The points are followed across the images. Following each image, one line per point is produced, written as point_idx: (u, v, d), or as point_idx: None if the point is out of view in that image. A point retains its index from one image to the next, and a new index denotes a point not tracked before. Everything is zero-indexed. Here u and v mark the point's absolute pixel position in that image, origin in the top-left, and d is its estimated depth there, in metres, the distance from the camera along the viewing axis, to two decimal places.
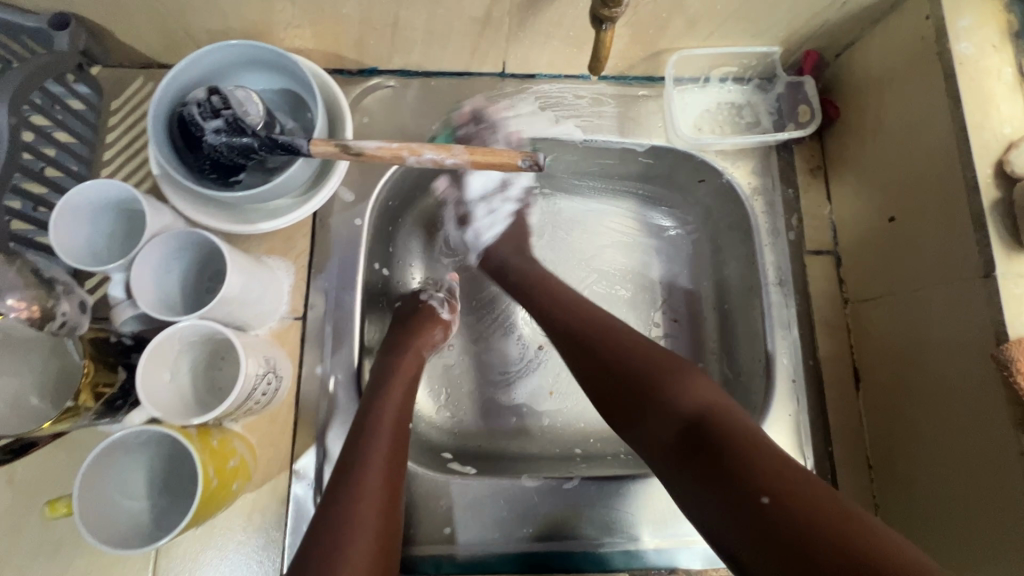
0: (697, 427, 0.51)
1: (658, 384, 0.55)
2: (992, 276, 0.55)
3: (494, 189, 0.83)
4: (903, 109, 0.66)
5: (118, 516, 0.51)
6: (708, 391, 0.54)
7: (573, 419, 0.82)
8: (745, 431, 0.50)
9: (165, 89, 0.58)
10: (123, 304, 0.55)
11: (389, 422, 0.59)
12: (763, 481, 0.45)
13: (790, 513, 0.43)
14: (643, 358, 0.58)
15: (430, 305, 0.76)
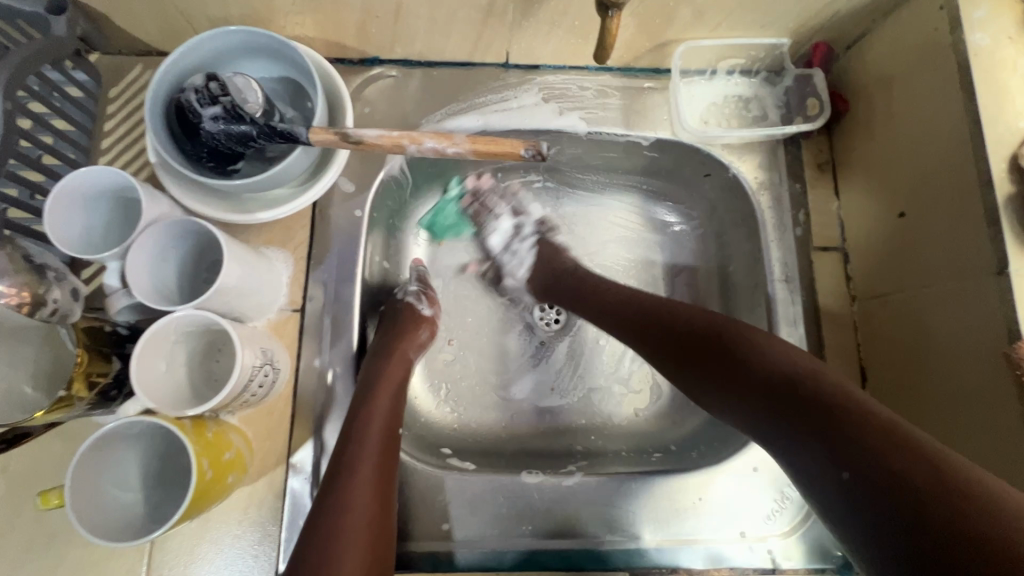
0: (785, 393, 0.48)
1: (733, 353, 0.54)
2: (1006, 272, 0.53)
3: (514, 230, 0.83)
4: (916, 102, 0.64)
5: (112, 508, 0.51)
6: (786, 355, 0.51)
7: (576, 416, 0.81)
8: (835, 391, 0.46)
9: (162, 74, 0.57)
10: (119, 293, 0.54)
11: (382, 420, 0.59)
12: (852, 445, 0.42)
13: (873, 474, 0.40)
14: (711, 331, 0.57)
15: (409, 303, 0.74)
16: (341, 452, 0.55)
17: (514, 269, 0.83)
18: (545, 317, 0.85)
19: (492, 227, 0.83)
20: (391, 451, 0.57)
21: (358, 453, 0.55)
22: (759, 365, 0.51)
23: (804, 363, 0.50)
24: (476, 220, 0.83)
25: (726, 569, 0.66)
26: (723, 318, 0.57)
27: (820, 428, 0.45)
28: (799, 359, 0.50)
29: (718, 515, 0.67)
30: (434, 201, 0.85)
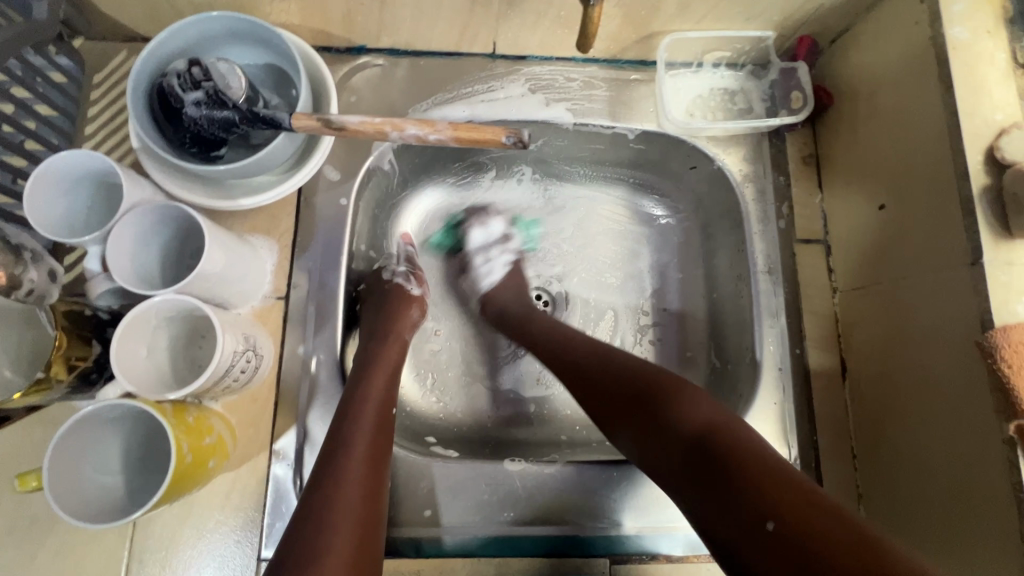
0: (700, 453, 0.50)
1: (654, 408, 0.55)
2: (979, 262, 0.54)
3: (500, 237, 0.85)
4: (896, 96, 0.65)
5: (92, 492, 0.51)
6: (704, 410, 0.53)
7: (562, 407, 0.81)
8: (746, 449, 0.49)
9: (145, 59, 0.57)
10: (99, 277, 0.54)
11: (375, 406, 0.59)
12: (762, 507, 0.45)
13: (788, 538, 0.43)
14: (638, 381, 0.58)
15: (398, 283, 0.76)
16: (331, 434, 0.55)
17: (483, 276, 0.83)
18: None
19: (480, 225, 0.85)
20: (384, 437, 0.57)
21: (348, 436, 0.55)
22: (677, 423, 0.53)
23: (720, 414, 0.52)
24: (467, 223, 0.85)
25: (705, 557, 0.67)
26: (646, 368, 0.59)
27: (735, 487, 0.47)
28: (714, 413, 0.52)
29: None
30: (423, 192, 0.85)
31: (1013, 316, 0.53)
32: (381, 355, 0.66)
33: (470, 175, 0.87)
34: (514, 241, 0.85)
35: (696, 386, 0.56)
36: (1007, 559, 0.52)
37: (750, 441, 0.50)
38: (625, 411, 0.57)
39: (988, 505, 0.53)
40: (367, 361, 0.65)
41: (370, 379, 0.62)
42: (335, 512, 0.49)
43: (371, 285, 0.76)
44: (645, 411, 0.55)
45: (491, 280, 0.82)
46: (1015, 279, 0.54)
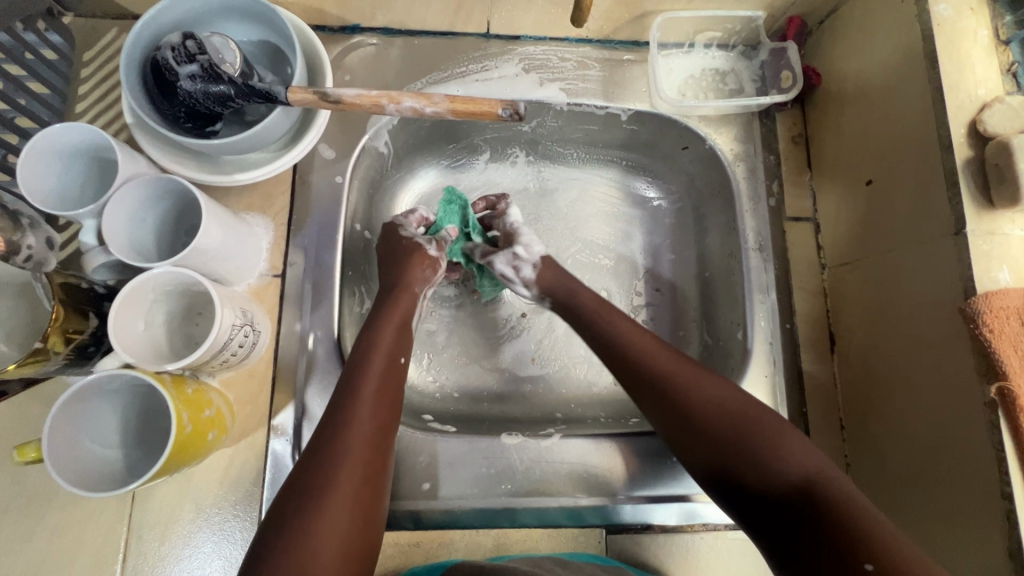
0: (800, 498, 0.49)
1: (748, 445, 0.53)
2: (962, 232, 0.56)
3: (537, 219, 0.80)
4: (884, 74, 0.66)
5: (92, 464, 0.51)
6: (803, 453, 0.52)
7: (558, 386, 0.82)
8: (846, 501, 0.48)
9: (138, 32, 0.56)
10: (95, 251, 0.54)
11: (381, 371, 0.60)
12: (870, 552, 0.44)
13: None
14: (735, 410, 0.56)
15: (416, 242, 0.73)
16: (338, 399, 0.56)
17: (529, 245, 0.74)
18: None
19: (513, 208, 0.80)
20: (388, 403, 0.58)
21: (353, 402, 0.56)
22: (777, 461, 0.52)
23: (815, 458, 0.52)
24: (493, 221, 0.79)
25: (699, 526, 0.68)
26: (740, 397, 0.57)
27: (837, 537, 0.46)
28: (814, 458, 0.52)
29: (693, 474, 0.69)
30: (417, 172, 0.86)
31: (994, 283, 0.55)
32: (388, 317, 0.66)
33: (465, 157, 0.87)
34: None
35: (791, 427, 0.55)
36: (979, 517, 0.54)
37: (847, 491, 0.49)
38: (718, 438, 0.55)
39: (965, 466, 0.56)
40: (373, 320, 0.66)
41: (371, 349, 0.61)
42: (336, 475, 0.50)
43: (386, 235, 0.75)
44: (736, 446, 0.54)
45: (525, 274, 0.74)
46: (997, 248, 0.55)
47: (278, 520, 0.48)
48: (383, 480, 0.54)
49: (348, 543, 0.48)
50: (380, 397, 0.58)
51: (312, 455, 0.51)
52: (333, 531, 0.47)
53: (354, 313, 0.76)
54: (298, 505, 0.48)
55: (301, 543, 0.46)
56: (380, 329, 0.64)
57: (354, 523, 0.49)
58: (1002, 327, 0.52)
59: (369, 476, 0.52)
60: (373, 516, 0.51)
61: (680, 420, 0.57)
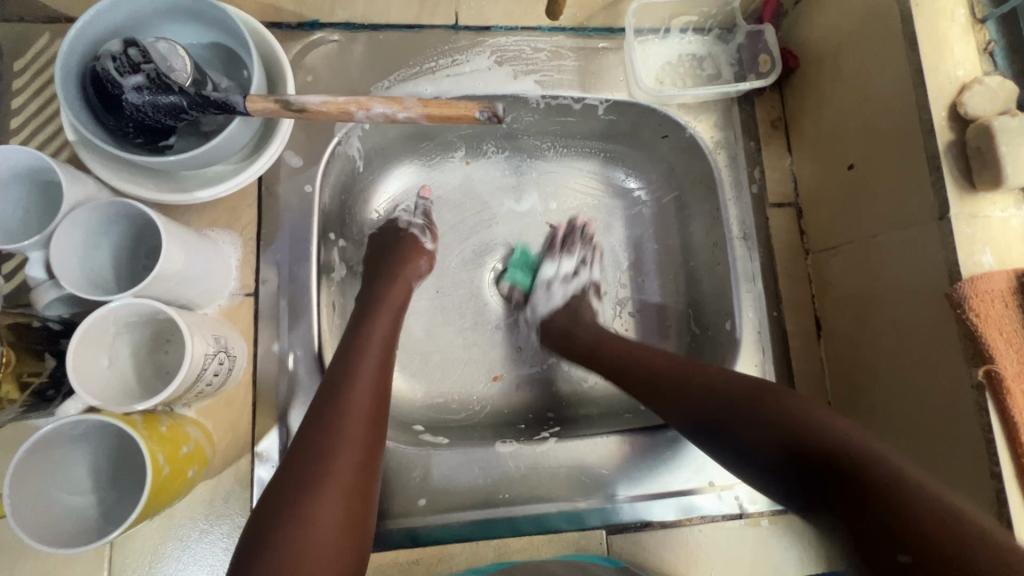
0: (774, 447, 0.49)
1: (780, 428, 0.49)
2: (946, 218, 0.56)
3: (574, 271, 0.82)
4: (862, 56, 0.65)
5: (64, 513, 0.47)
6: (779, 404, 0.51)
7: (579, 379, 0.82)
8: (882, 470, 0.43)
9: (73, 41, 0.51)
10: (46, 285, 0.50)
11: (376, 361, 0.58)
12: (850, 496, 0.44)
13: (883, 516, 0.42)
14: (690, 376, 0.58)
15: (412, 233, 0.76)
16: (329, 389, 0.53)
17: (542, 304, 0.82)
18: (511, 288, 0.85)
19: (553, 260, 0.82)
20: (383, 395, 0.56)
21: (349, 393, 0.53)
22: (803, 437, 0.48)
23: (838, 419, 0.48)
24: (552, 250, 0.84)
25: (697, 519, 0.68)
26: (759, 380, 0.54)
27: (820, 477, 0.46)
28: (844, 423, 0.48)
29: (689, 467, 0.69)
30: (391, 174, 0.83)
31: (978, 266, 0.55)
32: (382, 305, 0.65)
33: (440, 154, 0.84)
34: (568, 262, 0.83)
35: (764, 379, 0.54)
36: (969, 489, 0.55)
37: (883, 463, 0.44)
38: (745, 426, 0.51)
39: (959, 442, 0.56)
40: (368, 306, 0.65)
41: (365, 349, 0.58)
42: (335, 467, 0.48)
43: (382, 232, 0.77)
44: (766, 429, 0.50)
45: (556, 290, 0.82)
46: (979, 232, 0.56)
47: (269, 519, 0.45)
48: (377, 473, 0.52)
49: (344, 541, 0.46)
50: (377, 391, 0.55)
51: (302, 447, 0.49)
52: (329, 528, 0.45)
53: (333, 325, 0.73)
54: (295, 504, 0.45)
55: (297, 543, 0.43)
56: (372, 318, 0.63)
57: (352, 518, 0.47)
58: (988, 310, 0.53)
59: (367, 468, 0.50)
60: (370, 512, 0.49)
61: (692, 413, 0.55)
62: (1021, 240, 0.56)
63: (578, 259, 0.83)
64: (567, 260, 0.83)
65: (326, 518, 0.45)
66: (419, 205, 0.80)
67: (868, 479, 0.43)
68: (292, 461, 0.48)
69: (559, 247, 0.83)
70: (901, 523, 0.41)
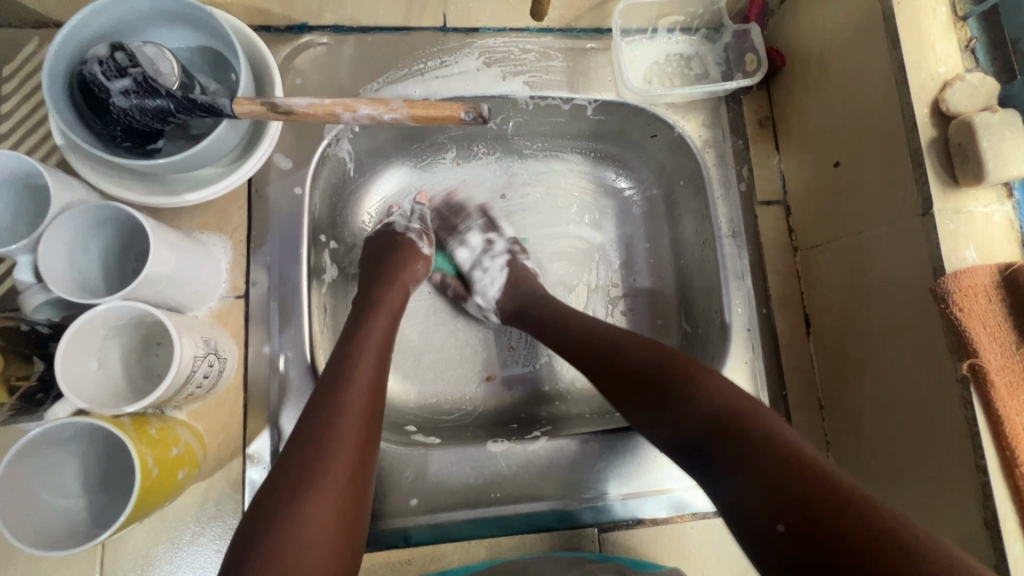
0: (712, 438, 0.47)
1: (675, 397, 0.50)
2: (929, 213, 0.56)
3: (485, 245, 0.82)
4: (846, 54, 0.66)
5: (55, 516, 0.47)
6: (725, 398, 0.49)
7: (561, 375, 0.83)
8: (761, 436, 0.45)
9: (60, 45, 0.51)
10: (33, 289, 0.50)
11: (372, 361, 0.58)
12: (778, 493, 0.42)
13: (817, 518, 0.40)
14: (645, 359, 0.55)
15: (410, 238, 0.76)
16: (326, 388, 0.54)
17: (486, 290, 0.79)
18: None
19: (461, 244, 0.82)
20: (378, 395, 0.56)
21: (344, 393, 0.53)
22: (693, 404, 0.49)
23: (724, 386, 0.50)
24: (450, 235, 0.83)
25: (689, 516, 0.68)
26: (661, 350, 0.55)
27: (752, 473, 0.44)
28: (728, 391, 0.49)
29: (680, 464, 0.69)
30: (382, 175, 0.83)
31: (962, 261, 0.55)
32: (380, 307, 0.66)
33: (431, 156, 0.84)
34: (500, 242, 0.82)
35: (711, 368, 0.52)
36: (956, 484, 0.56)
37: (768, 429, 0.46)
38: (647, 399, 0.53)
39: (946, 436, 0.56)
40: (366, 307, 0.65)
41: (360, 350, 0.58)
42: (330, 465, 0.48)
43: (379, 234, 0.77)
44: (664, 398, 0.51)
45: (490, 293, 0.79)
46: (962, 227, 0.56)
47: (262, 518, 0.45)
48: (371, 473, 0.52)
49: (337, 541, 0.46)
50: (373, 390, 0.56)
51: (296, 447, 0.49)
52: (323, 527, 0.45)
53: (325, 326, 0.73)
54: (288, 503, 0.45)
55: (291, 542, 0.44)
56: (368, 320, 0.63)
57: (345, 517, 0.47)
58: (972, 304, 0.53)
59: (362, 467, 0.50)
60: (364, 511, 0.49)
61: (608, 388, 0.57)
62: (1004, 234, 0.56)
63: (484, 229, 0.84)
64: (474, 233, 0.83)
65: (322, 516, 0.45)
66: (416, 208, 0.81)
67: (748, 444, 0.45)
68: (287, 460, 0.48)
69: (453, 221, 0.84)
70: (837, 527, 0.39)
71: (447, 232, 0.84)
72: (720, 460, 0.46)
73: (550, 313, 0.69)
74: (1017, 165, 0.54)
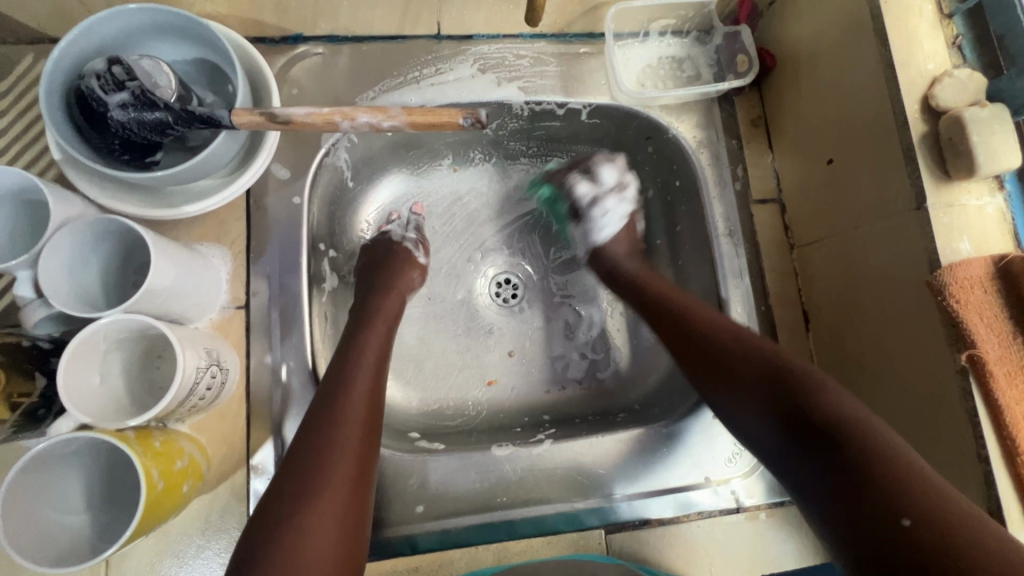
0: (825, 437, 0.46)
1: (796, 399, 0.49)
2: (923, 207, 0.57)
3: (619, 184, 0.82)
4: (836, 52, 0.67)
5: (58, 533, 0.47)
6: (845, 404, 0.48)
7: (625, 369, 0.84)
8: (884, 448, 0.44)
9: (58, 60, 0.51)
10: (35, 304, 0.50)
11: (371, 372, 0.59)
12: (896, 502, 0.40)
13: (933, 533, 0.38)
14: (759, 356, 0.55)
15: (405, 248, 0.77)
16: (327, 396, 0.54)
17: (599, 229, 0.81)
18: (502, 294, 0.86)
19: (585, 178, 0.82)
20: (377, 406, 0.57)
21: (345, 400, 0.54)
22: (811, 412, 0.48)
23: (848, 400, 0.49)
24: (565, 180, 0.83)
25: (695, 515, 0.68)
26: (786, 357, 0.54)
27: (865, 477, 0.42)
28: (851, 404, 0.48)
29: (684, 463, 0.69)
30: (381, 183, 0.83)
31: (957, 254, 0.56)
32: (377, 315, 0.67)
33: (428, 163, 0.85)
34: (629, 189, 0.83)
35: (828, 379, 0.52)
36: (962, 476, 0.56)
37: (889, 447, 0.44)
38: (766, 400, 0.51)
39: (947, 428, 0.57)
40: (365, 317, 0.66)
41: (360, 359, 0.59)
42: (334, 473, 0.48)
43: (375, 243, 0.77)
44: (784, 400, 0.50)
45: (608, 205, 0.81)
46: (956, 220, 0.57)
47: (268, 530, 0.45)
48: (372, 481, 0.52)
49: (340, 553, 0.46)
50: (372, 398, 0.57)
51: (299, 458, 0.49)
52: (328, 537, 0.45)
53: (326, 335, 0.73)
54: (292, 514, 0.45)
55: (298, 549, 0.43)
56: (365, 332, 0.64)
57: (348, 528, 0.47)
58: (967, 296, 0.54)
59: (363, 474, 0.51)
60: (366, 520, 0.50)
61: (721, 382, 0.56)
62: (997, 227, 0.57)
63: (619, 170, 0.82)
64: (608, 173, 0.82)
65: (327, 524, 0.46)
66: (411, 217, 0.82)
67: (868, 454, 0.43)
68: (291, 466, 0.49)
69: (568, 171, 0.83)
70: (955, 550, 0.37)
71: (568, 175, 0.83)
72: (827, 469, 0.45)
73: (652, 284, 0.72)
74: (1006, 159, 0.55)
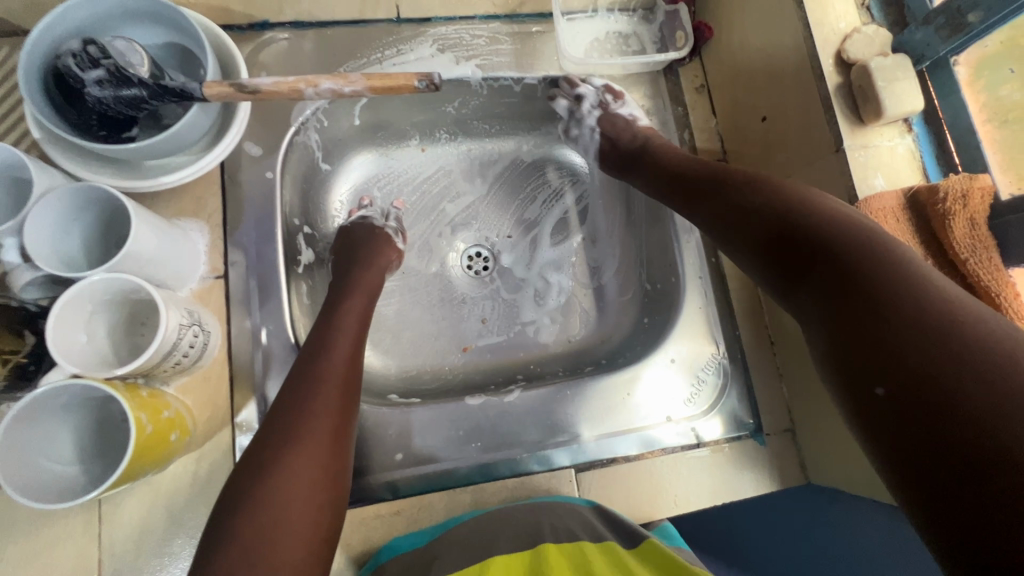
0: (830, 272, 0.46)
1: (797, 224, 0.50)
2: (841, 149, 0.63)
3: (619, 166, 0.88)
4: (762, 18, 0.73)
5: (52, 479, 0.50)
6: (861, 235, 0.47)
7: (594, 326, 0.88)
8: (893, 282, 0.43)
9: (36, 42, 0.55)
10: (22, 268, 0.52)
11: (351, 334, 0.63)
12: (875, 349, 0.41)
13: (909, 379, 0.39)
14: (768, 191, 0.55)
15: (387, 232, 0.81)
16: (307, 356, 0.58)
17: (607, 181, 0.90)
18: (472, 266, 0.90)
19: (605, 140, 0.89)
20: (356, 365, 0.61)
21: (323, 360, 0.58)
22: (815, 239, 0.48)
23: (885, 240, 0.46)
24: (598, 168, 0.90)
25: (659, 452, 0.73)
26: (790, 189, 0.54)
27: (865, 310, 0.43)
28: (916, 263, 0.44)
29: (646, 404, 0.74)
30: (351, 163, 0.87)
31: (872, 189, 0.62)
32: (356, 285, 0.71)
33: (396, 143, 0.89)
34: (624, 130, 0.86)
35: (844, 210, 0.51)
36: None
37: (921, 302, 0.41)
38: (804, 255, 0.49)
39: None
40: (344, 288, 0.70)
41: (340, 325, 0.63)
42: (313, 422, 0.52)
43: (353, 226, 0.81)
44: (785, 229, 0.51)
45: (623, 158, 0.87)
46: (871, 159, 0.63)
47: (250, 472, 0.48)
48: (351, 432, 0.56)
49: (318, 493, 0.49)
50: (351, 358, 0.60)
51: (281, 408, 0.53)
52: (306, 476, 0.49)
53: (304, 304, 0.76)
54: (275, 457, 0.49)
55: (277, 486, 0.47)
56: (346, 298, 0.68)
57: (325, 470, 0.50)
58: (883, 227, 0.59)
59: (341, 425, 0.55)
60: (345, 463, 0.53)
61: (771, 250, 0.52)
62: (907, 164, 0.64)
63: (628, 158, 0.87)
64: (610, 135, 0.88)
65: (305, 467, 0.49)
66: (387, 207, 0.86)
67: (868, 286, 0.43)
68: (272, 416, 0.52)
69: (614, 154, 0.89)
70: (932, 392, 0.37)
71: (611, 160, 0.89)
72: (862, 375, 0.42)
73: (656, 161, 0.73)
74: (911, 102, 0.62)
